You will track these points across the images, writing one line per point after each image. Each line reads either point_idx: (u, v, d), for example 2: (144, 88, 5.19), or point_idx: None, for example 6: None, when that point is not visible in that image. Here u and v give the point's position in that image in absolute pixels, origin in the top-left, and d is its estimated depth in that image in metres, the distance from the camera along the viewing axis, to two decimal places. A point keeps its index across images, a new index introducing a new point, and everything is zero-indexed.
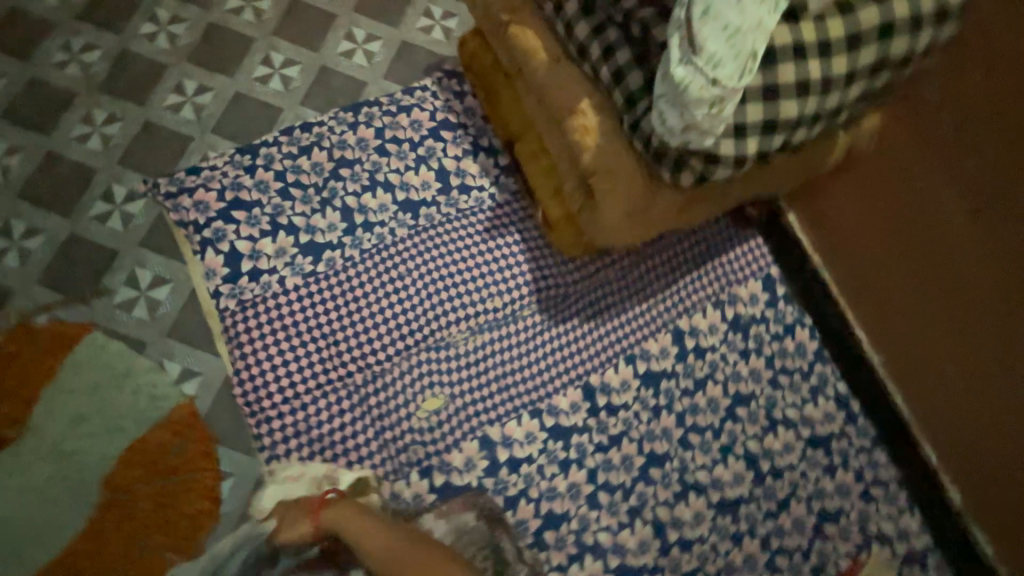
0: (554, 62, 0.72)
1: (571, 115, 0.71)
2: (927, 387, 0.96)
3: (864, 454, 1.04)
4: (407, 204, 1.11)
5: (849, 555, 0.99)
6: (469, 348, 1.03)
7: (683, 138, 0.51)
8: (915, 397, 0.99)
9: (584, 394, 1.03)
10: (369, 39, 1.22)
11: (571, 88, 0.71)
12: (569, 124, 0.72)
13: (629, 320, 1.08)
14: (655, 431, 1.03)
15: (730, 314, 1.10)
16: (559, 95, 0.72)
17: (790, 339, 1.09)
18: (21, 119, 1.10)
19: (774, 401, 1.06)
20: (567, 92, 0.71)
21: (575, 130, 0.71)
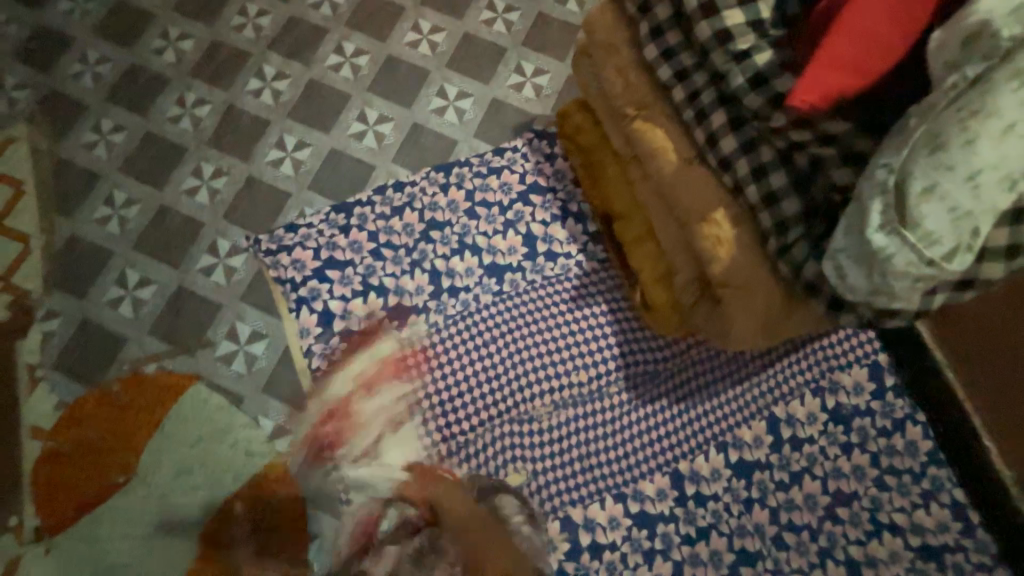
0: (682, 165, 0.69)
1: (698, 223, 0.67)
2: None
3: (983, 573, 0.94)
4: (494, 268, 1.10)
5: None
6: (553, 424, 1.01)
7: (867, 297, 0.46)
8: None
9: (672, 480, 0.99)
10: (460, 96, 1.22)
11: (700, 195, 0.67)
12: (694, 231, 0.68)
13: (721, 403, 1.02)
14: (747, 527, 0.97)
15: (832, 403, 1.03)
16: (686, 200, 0.68)
17: (899, 436, 1.01)
18: (138, 171, 1.17)
19: (879, 504, 0.98)
20: (696, 199, 0.67)
21: (701, 238, 0.67)
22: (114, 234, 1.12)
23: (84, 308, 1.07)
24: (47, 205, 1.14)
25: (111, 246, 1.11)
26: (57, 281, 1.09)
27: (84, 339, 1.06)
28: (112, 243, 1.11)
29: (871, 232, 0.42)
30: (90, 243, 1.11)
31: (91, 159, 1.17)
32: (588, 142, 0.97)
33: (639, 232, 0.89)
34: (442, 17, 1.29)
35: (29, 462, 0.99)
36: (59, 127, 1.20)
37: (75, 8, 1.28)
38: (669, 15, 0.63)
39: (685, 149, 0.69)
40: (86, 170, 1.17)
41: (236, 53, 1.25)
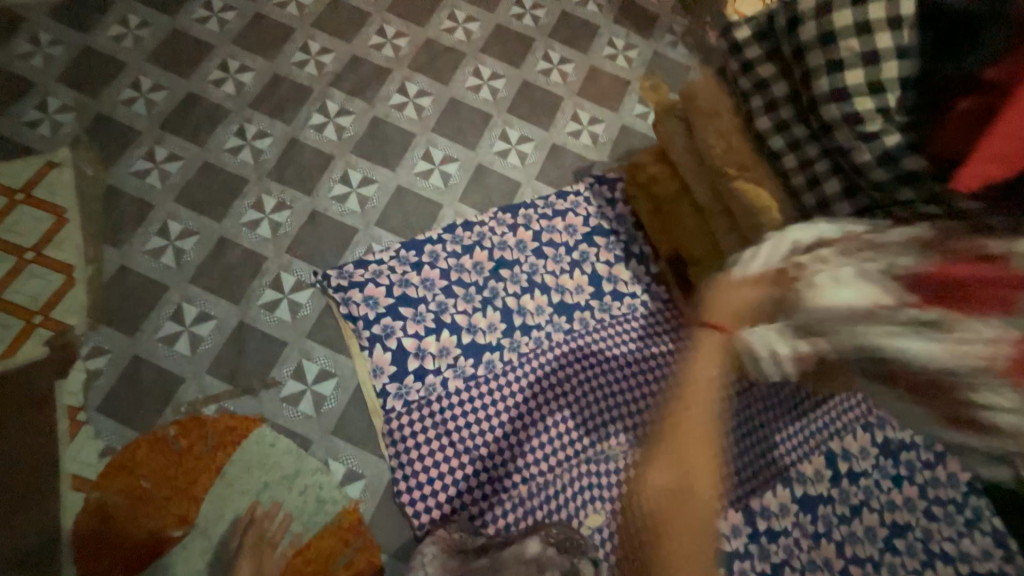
0: (784, 223, 0.75)
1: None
2: None
3: None
4: (562, 306, 1.13)
5: None
6: (630, 463, 1.02)
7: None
8: None
9: (745, 517, 1.02)
10: (522, 140, 1.28)
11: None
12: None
13: (783, 439, 1.07)
14: (816, 561, 1.01)
15: (881, 438, 1.09)
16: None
17: (941, 468, 1.08)
18: (195, 202, 1.13)
19: (929, 533, 1.04)
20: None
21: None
22: (170, 267, 1.07)
23: (136, 345, 1.01)
24: (94, 235, 1.09)
25: (166, 279, 1.06)
26: (106, 316, 1.03)
27: (136, 378, 0.99)
28: (166, 277, 1.07)
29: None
30: (143, 276, 1.06)
31: (143, 188, 1.13)
32: (662, 192, 1.03)
33: (721, 279, 0.94)
34: (501, 64, 1.35)
35: (69, 517, 0.90)
36: (108, 154, 1.15)
37: (127, 35, 1.25)
38: (785, 93, 0.71)
39: (786, 208, 0.75)
40: (138, 200, 1.12)
41: (298, 88, 1.26)
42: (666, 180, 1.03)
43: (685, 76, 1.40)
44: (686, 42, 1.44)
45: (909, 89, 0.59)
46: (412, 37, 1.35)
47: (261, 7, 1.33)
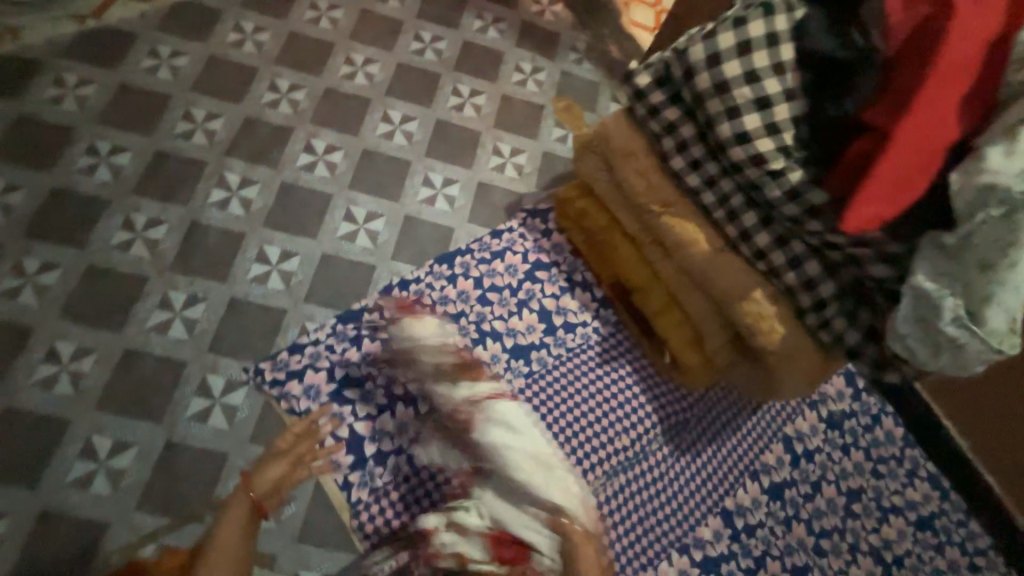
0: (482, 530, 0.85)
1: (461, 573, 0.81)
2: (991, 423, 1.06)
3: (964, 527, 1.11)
4: (515, 350, 1.11)
5: None
6: (609, 493, 1.03)
7: (947, 368, 0.56)
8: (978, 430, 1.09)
9: (724, 520, 1.07)
10: (447, 183, 1.24)
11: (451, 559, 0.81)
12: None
13: (745, 435, 1.13)
14: (792, 544, 1.08)
15: (825, 412, 1.18)
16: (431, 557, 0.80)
17: (879, 429, 1.18)
18: (86, 315, 0.99)
19: (880, 491, 1.13)
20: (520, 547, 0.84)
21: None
22: (68, 395, 0.93)
23: (41, 497, 0.87)
24: None
25: (66, 412, 0.92)
26: None
27: (49, 537, 0.85)
28: (66, 408, 0.92)
29: (944, 324, 0.53)
30: (35, 413, 0.91)
31: (16, 310, 0.97)
32: (594, 225, 1.04)
33: (665, 305, 0.96)
34: (410, 106, 1.30)
35: None
36: None
37: None
38: (693, 134, 0.73)
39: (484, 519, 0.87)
40: (12, 325, 0.96)
41: (188, 163, 1.13)
42: (596, 213, 1.04)
43: (595, 92, 1.42)
44: (591, 57, 1.46)
45: (803, 124, 0.62)
46: (309, 88, 1.26)
47: (126, 76, 1.18)
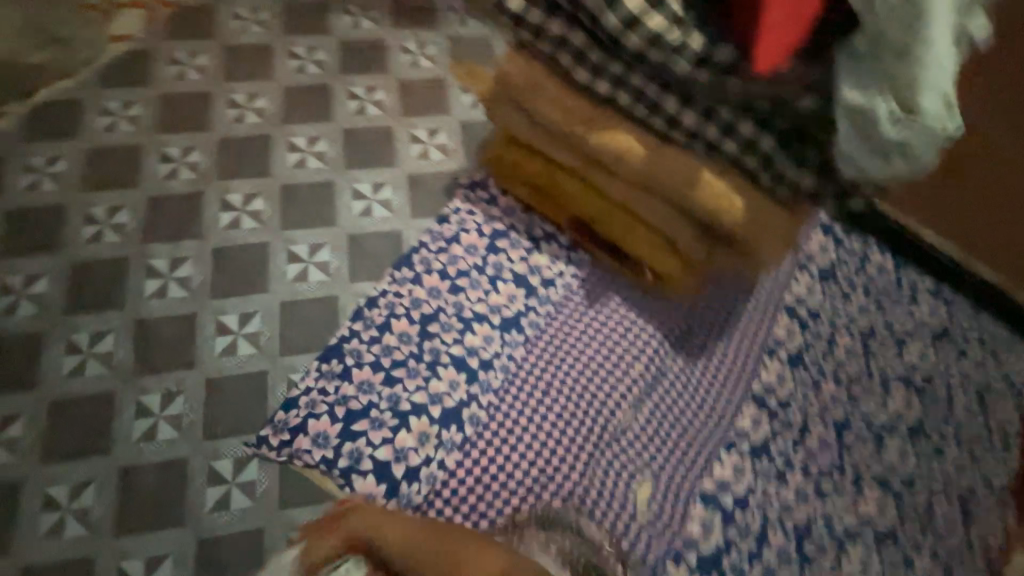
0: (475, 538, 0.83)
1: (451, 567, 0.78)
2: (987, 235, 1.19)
3: (972, 323, 1.19)
4: (504, 323, 1.09)
5: (1016, 413, 1.13)
6: (642, 422, 1.04)
7: (903, 172, 0.55)
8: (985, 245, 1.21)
9: (757, 405, 1.07)
10: (377, 189, 1.19)
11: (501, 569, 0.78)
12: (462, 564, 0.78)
13: (750, 319, 1.14)
14: (826, 401, 1.10)
15: (816, 270, 1.21)
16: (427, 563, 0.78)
17: (870, 265, 1.24)
18: (65, 452, 0.94)
19: (889, 322, 1.19)
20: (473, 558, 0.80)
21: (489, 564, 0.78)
22: (81, 535, 0.89)
23: None
24: None
25: (86, 551, 0.88)
26: None
27: None
28: (85, 548, 0.89)
29: (885, 129, 0.52)
30: (55, 565, 0.87)
31: None
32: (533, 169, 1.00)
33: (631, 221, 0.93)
34: (312, 127, 1.24)
35: None
36: None
37: None
38: (585, 39, 0.69)
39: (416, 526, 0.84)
40: None
41: (108, 265, 1.07)
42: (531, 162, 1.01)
43: (490, 47, 1.37)
44: (473, 14, 1.40)
45: None
46: (204, 146, 1.19)
47: (9, 203, 1.10)
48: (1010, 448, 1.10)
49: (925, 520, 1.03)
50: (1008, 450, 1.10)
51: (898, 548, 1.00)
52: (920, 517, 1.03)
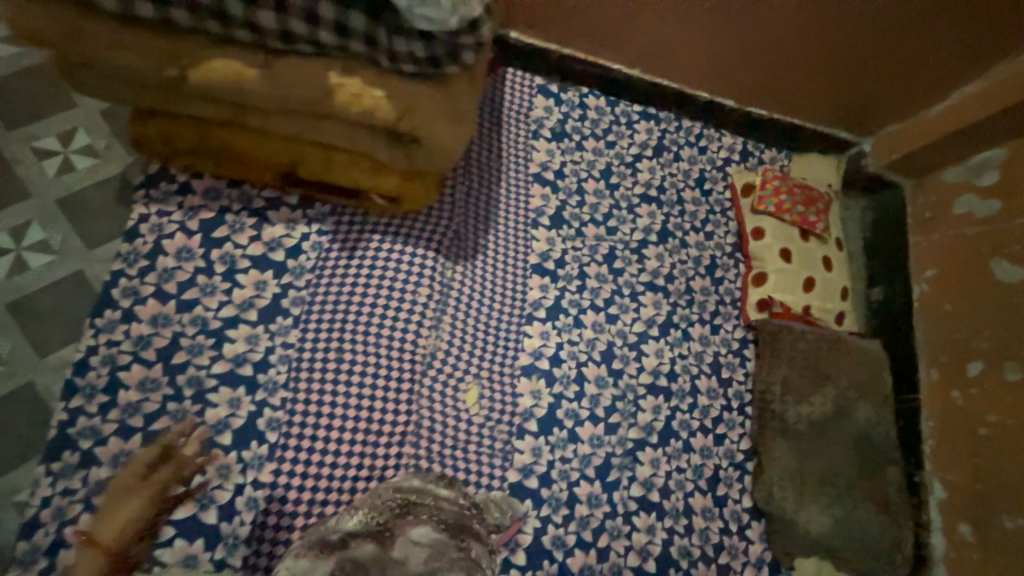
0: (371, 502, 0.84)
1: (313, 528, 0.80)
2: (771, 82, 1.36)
3: (677, 130, 1.40)
4: (263, 314, 0.97)
5: (725, 187, 1.40)
6: (447, 337, 1.06)
7: None
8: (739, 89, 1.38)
9: (539, 273, 1.17)
10: (19, 234, 0.91)
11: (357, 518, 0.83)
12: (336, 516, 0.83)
13: (507, 201, 1.19)
14: (593, 242, 1.23)
15: (548, 132, 1.29)
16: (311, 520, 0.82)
17: (589, 109, 1.34)
18: None
19: (619, 154, 1.33)
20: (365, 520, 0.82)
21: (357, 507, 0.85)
22: None
23: None
24: None
25: None
26: None
27: None
28: None
29: None
30: None
31: None
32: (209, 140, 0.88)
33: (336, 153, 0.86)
34: None
35: None
36: None
37: None
38: None
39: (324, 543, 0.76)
40: None
41: None
42: (187, 132, 0.87)
43: None
44: None
45: None
46: None
47: None
48: (727, 216, 1.38)
49: (690, 297, 1.27)
50: (726, 217, 1.38)
51: (678, 330, 1.23)
52: (685, 298, 1.26)
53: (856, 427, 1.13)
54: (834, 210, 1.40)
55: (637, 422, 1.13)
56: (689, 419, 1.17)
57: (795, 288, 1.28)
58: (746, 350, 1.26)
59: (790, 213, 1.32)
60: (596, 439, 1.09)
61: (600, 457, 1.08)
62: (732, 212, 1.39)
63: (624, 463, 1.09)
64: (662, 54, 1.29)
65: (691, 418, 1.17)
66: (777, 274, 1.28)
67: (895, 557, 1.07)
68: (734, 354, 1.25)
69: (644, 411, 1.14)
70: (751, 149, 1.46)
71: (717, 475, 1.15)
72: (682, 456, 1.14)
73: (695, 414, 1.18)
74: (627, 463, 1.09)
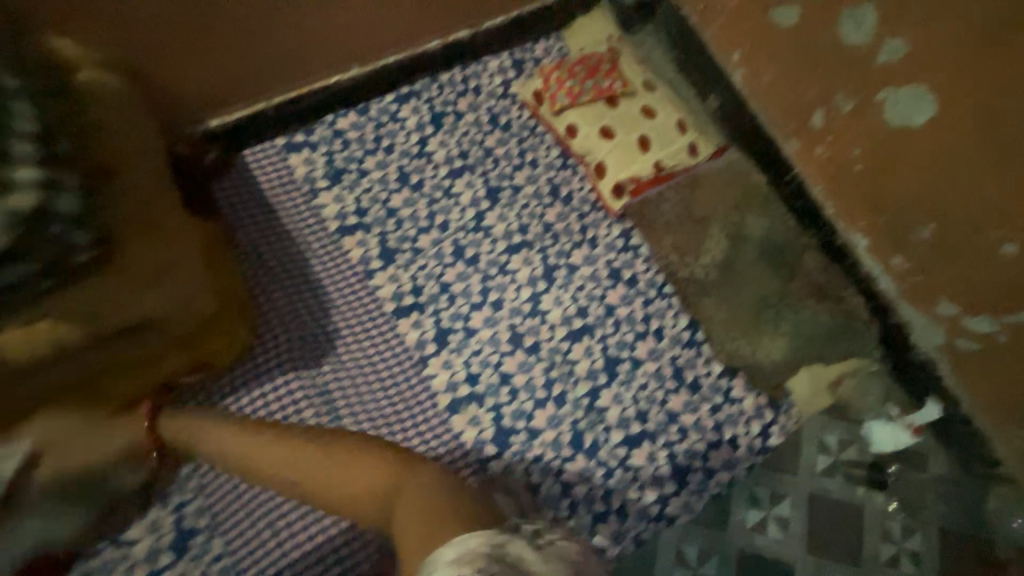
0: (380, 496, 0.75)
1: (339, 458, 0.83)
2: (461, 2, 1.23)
3: (442, 88, 1.31)
4: (176, 550, 0.91)
5: (521, 108, 1.32)
6: (358, 435, 1.01)
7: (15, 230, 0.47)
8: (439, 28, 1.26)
9: (404, 315, 1.10)
10: None
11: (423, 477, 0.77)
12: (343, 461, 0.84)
13: (330, 274, 1.12)
14: (434, 251, 1.16)
15: (324, 182, 1.19)
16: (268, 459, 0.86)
17: (347, 131, 1.24)
18: None
19: (405, 151, 1.24)
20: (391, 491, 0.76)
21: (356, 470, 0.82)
22: None
23: None
24: None
25: None
26: None
27: None
28: None
29: None
30: None
31: None
32: None
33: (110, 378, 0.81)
34: None
35: None
36: None
37: None
38: None
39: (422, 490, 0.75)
40: None
41: None
42: None
43: None
44: None
45: None
46: None
47: None
48: (539, 132, 1.31)
49: (554, 230, 1.21)
50: (540, 134, 1.31)
51: (561, 268, 1.18)
52: (550, 234, 1.21)
53: (758, 240, 1.11)
54: (626, 60, 1.33)
55: (579, 376, 1.09)
56: (622, 337, 1.13)
57: (635, 155, 1.21)
58: (631, 239, 1.21)
59: (585, 93, 1.24)
60: (554, 418, 1.06)
61: (568, 431, 1.05)
62: (540, 125, 1.32)
63: (591, 420, 1.06)
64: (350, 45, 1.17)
65: (623, 334, 1.14)
66: (612, 154, 1.22)
67: (853, 327, 1.07)
68: (624, 251, 1.21)
69: (579, 361, 1.11)
70: (521, 55, 1.37)
71: (678, 366, 1.12)
72: (636, 373, 1.11)
73: (623, 329, 1.14)
74: (593, 418, 1.07)
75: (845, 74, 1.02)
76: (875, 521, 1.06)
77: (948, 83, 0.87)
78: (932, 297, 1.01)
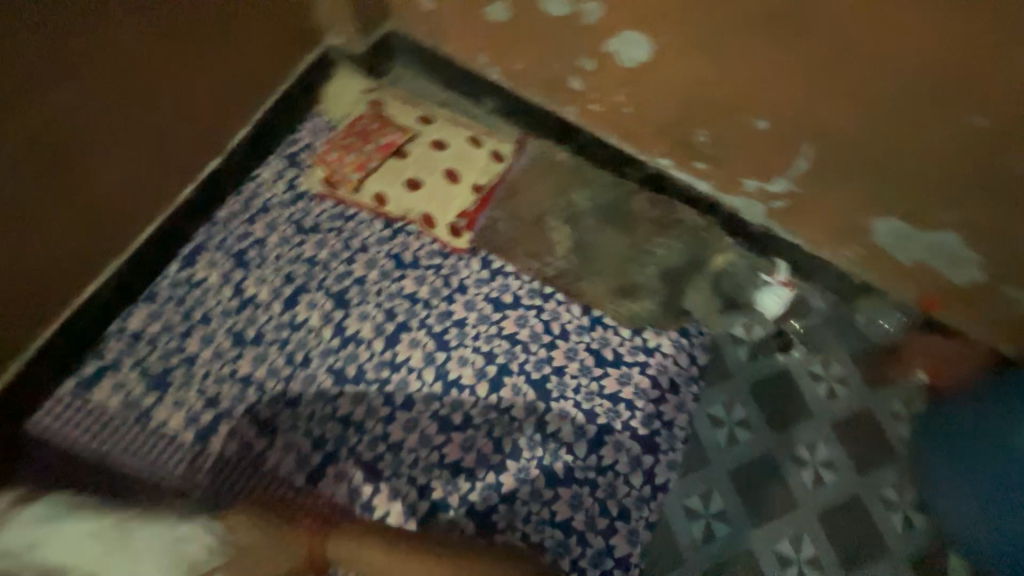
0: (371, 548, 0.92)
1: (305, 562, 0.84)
2: (183, 150, 1.08)
3: (226, 225, 1.18)
4: None
5: (319, 200, 1.23)
6: None
7: None
8: (175, 186, 1.10)
9: (323, 472, 1.00)
10: None
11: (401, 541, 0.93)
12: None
13: (217, 485, 0.98)
14: (313, 391, 1.05)
15: (152, 394, 1.03)
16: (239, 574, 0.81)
17: (148, 327, 1.08)
18: None
19: (224, 310, 1.10)
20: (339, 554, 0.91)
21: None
22: None
23: None
24: None
25: None
26: None
27: None
28: None
29: None
30: None
31: None
32: None
33: None
34: None
35: None
36: None
37: None
38: None
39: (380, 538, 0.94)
40: None
41: None
42: None
43: None
44: None
45: None
46: None
47: None
48: (350, 212, 1.22)
49: (420, 295, 1.16)
50: (352, 214, 1.22)
51: (448, 330, 1.13)
52: (418, 302, 1.15)
53: (591, 212, 1.18)
54: (391, 105, 1.31)
55: (521, 418, 1.07)
56: (536, 356, 1.12)
57: (449, 190, 1.21)
58: (494, 265, 1.19)
59: (370, 158, 1.22)
60: (520, 472, 1.02)
61: (538, 474, 1.02)
62: (346, 205, 1.22)
63: (551, 449, 1.05)
64: (73, 259, 0.98)
65: (536, 354, 1.13)
66: (430, 201, 1.20)
67: (701, 237, 1.18)
68: (494, 278, 1.18)
69: (514, 404, 1.08)
70: (290, 150, 1.27)
71: (596, 351, 1.14)
72: (566, 382, 1.11)
73: (534, 350, 1.13)
74: (554, 445, 1.05)
75: (573, 41, 1.08)
76: (802, 372, 1.19)
77: (647, 21, 0.96)
78: (738, 180, 1.14)
